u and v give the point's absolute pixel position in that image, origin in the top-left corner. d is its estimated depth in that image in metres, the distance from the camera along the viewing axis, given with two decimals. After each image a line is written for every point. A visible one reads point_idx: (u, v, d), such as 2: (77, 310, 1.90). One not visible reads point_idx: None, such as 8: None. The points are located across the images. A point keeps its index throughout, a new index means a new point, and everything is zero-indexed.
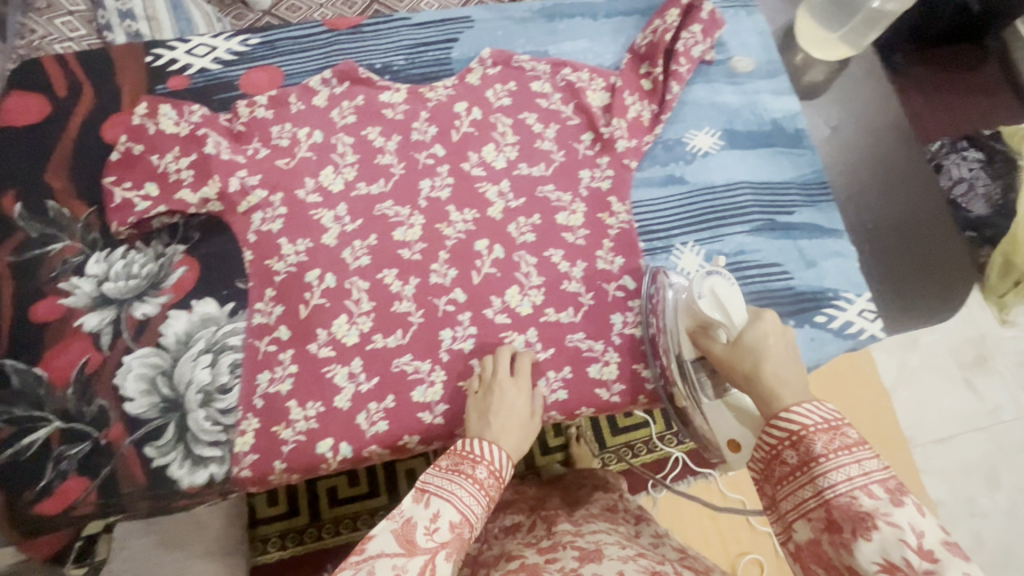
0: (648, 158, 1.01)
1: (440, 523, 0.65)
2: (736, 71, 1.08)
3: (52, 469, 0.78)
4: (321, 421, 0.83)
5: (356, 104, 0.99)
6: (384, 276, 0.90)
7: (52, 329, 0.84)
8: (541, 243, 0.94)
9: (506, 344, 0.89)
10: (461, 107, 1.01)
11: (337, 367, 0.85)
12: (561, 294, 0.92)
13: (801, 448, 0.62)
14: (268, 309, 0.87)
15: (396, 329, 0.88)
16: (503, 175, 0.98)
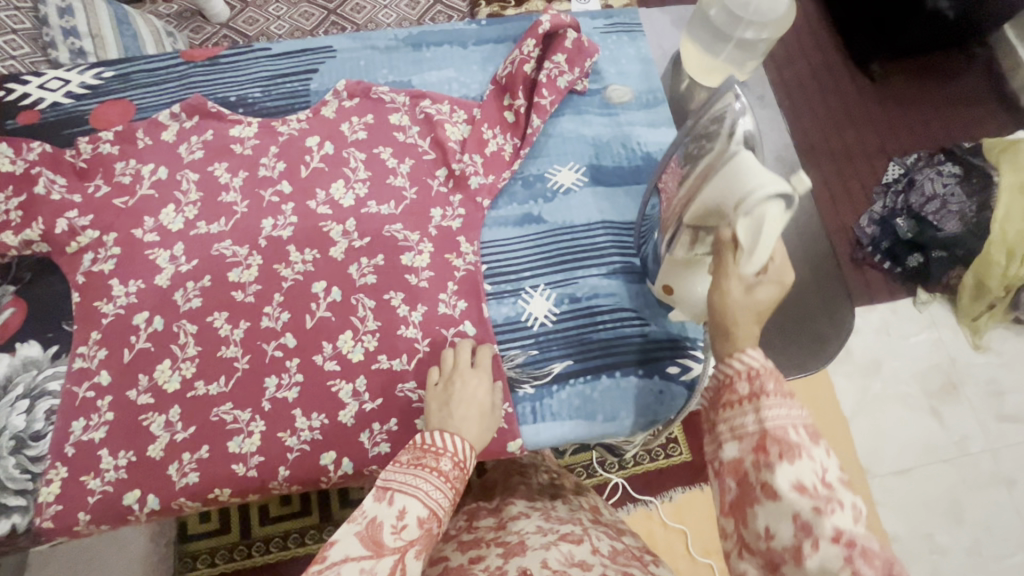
0: (504, 193, 0.97)
1: (407, 521, 0.64)
2: (611, 101, 1.02)
3: None
4: (130, 471, 0.81)
5: (205, 139, 0.97)
6: (214, 320, 0.88)
7: None
8: (382, 286, 0.90)
9: (332, 393, 0.85)
10: (313, 141, 0.98)
11: (153, 415, 0.83)
12: (396, 340, 0.88)
13: (755, 381, 0.62)
14: (90, 353, 0.85)
15: (219, 375, 0.85)
16: (350, 213, 0.94)
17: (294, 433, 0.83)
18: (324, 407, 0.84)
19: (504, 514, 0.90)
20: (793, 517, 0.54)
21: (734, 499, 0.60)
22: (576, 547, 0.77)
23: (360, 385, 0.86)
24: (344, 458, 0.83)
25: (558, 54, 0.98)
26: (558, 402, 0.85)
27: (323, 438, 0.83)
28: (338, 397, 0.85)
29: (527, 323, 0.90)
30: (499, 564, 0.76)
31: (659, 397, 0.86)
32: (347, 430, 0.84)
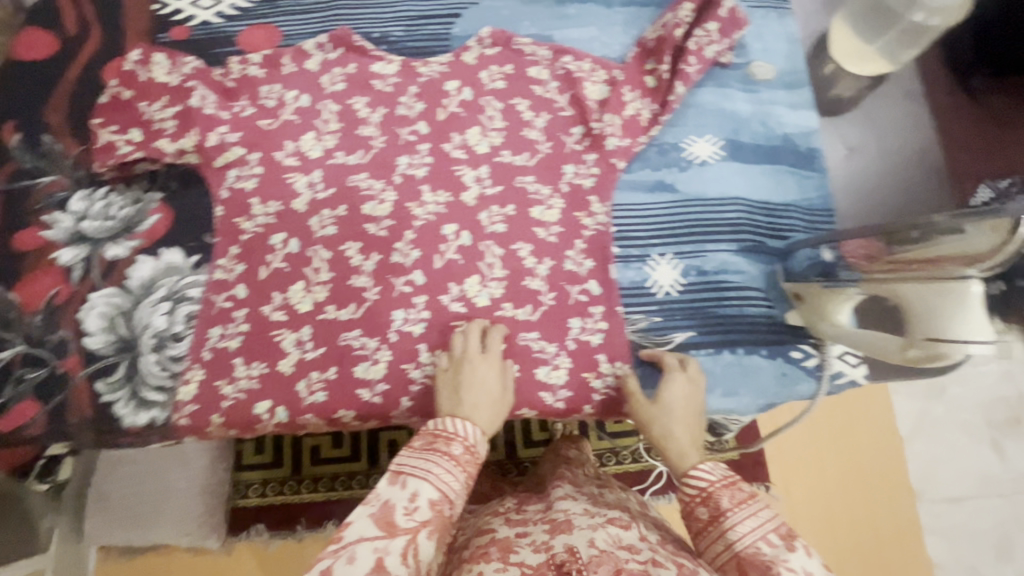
0: (638, 158, 0.95)
1: (420, 501, 0.64)
2: (754, 77, 1.00)
3: (12, 388, 0.82)
4: (262, 381, 0.84)
5: (347, 72, 0.98)
6: (347, 249, 0.90)
7: (29, 258, 0.88)
8: (510, 235, 0.91)
9: (456, 333, 0.87)
10: (452, 86, 0.98)
11: (286, 332, 0.86)
12: (521, 290, 0.89)
13: (711, 504, 0.69)
14: (229, 267, 0.88)
15: (349, 302, 0.87)
16: (484, 161, 0.95)
17: (418, 366, 0.85)
18: (447, 345, 0.86)
19: (551, 498, 0.86)
20: None
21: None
22: (623, 531, 0.72)
23: (484, 329, 0.87)
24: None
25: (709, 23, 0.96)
26: None
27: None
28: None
29: (652, 289, 0.90)
30: (545, 539, 0.71)
31: (780, 379, 0.86)
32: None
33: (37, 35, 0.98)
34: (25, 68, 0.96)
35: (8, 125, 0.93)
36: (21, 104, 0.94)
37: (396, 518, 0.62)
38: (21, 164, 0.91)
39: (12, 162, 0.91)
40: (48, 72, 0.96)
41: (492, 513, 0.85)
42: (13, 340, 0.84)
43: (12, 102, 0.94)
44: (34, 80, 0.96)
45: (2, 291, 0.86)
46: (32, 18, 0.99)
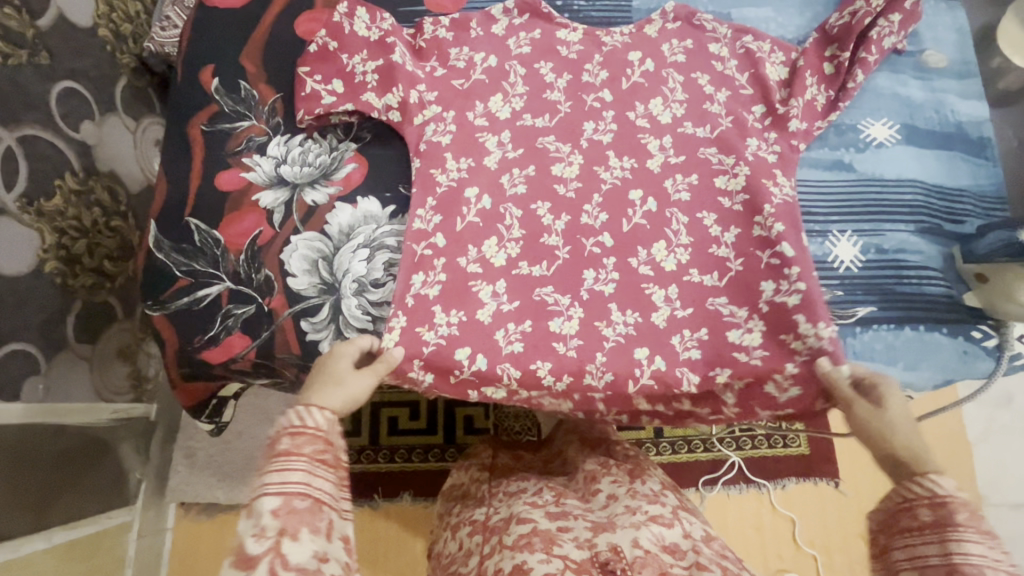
0: (817, 138, 0.98)
1: (264, 522, 0.53)
2: (927, 66, 1.02)
3: (220, 323, 0.84)
4: (461, 328, 0.86)
5: (533, 37, 1.00)
6: (537, 208, 0.92)
7: (232, 199, 0.90)
8: (696, 204, 0.93)
9: (647, 296, 0.89)
10: (635, 56, 1.00)
11: (481, 283, 0.88)
12: (707, 258, 0.91)
13: (940, 510, 0.59)
14: (426, 217, 0.90)
15: (542, 260, 0.90)
16: (667, 131, 0.97)
17: (610, 324, 0.87)
18: (639, 305, 0.88)
19: (592, 501, 0.93)
20: None
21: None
22: (667, 530, 0.83)
23: (671, 293, 0.89)
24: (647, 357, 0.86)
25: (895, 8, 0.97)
26: (862, 342, 0.88)
27: (637, 334, 0.87)
28: (651, 300, 0.89)
29: (833, 265, 0.92)
30: (588, 538, 0.81)
31: (962, 357, 0.89)
32: (659, 330, 0.88)
33: None
34: (221, 15, 0.98)
35: (207, 68, 0.95)
36: (219, 50, 0.96)
37: (246, 550, 0.53)
38: (221, 108, 0.93)
39: (211, 105, 0.93)
40: (243, 19, 0.98)
41: (529, 502, 0.90)
42: (220, 277, 0.86)
43: (210, 48, 0.96)
44: (230, 27, 0.97)
45: (207, 229, 0.88)
46: None
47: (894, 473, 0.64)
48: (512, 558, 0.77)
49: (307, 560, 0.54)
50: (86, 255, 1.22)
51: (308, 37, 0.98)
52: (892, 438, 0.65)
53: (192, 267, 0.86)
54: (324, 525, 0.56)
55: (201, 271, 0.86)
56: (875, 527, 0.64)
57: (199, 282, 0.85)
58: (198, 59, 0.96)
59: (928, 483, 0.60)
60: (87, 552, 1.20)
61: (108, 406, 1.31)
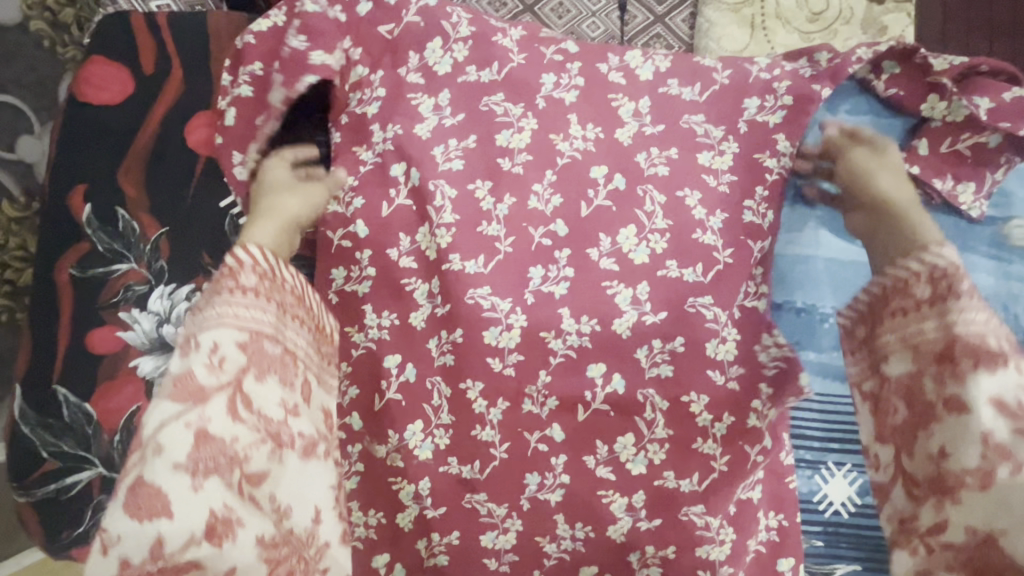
0: (828, 333, 0.76)
1: (224, 352, 0.54)
2: (1007, 241, 0.76)
3: (92, 515, 0.75)
4: (379, 533, 0.74)
5: (467, 145, 0.78)
6: (468, 387, 0.74)
7: (106, 363, 0.76)
8: (678, 384, 0.73)
9: (603, 506, 0.72)
10: (599, 172, 0.77)
11: (402, 482, 0.73)
12: (689, 455, 0.72)
13: (941, 284, 0.54)
14: (342, 389, 0.77)
15: (474, 458, 0.73)
16: (655, 334, 0.74)
17: (554, 540, 0.72)
18: (592, 519, 0.71)
19: None
20: (985, 437, 0.49)
21: (900, 423, 0.55)
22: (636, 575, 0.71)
23: (634, 468, 0.72)
24: (661, 395, 0.72)
25: (946, 174, 0.75)
26: None
27: (586, 551, 0.72)
28: (609, 511, 0.72)
29: (820, 506, 0.74)
30: None
31: None
32: (614, 548, 0.72)
33: (106, 68, 0.79)
34: (94, 116, 0.78)
35: (74, 191, 0.77)
36: (87, 164, 0.78)
37: (199, 380, 0.52)
38: (93, 245, 0.77)
39: (83, 241, 0.77)
40: (118, 123, 0.78)
41: None
42: (91, 460, 0.75)
43: (79, 162, 0.78)
44: (104, 135, 0.78)
45: (77, 403, 0.76)
46: (101, 45, 0.79)
47: (892, 256, 0.59)
48: None
49: (268, 410, 0.55)
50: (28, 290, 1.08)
51: (202, 151, 0.79)
52: (870, 186, 0.68)
53: (60, 448, 0.75)
54: (295, 379, 0.59)
55: (69, 453, 0.75)
56: (855, 319, 0.61)
57: (68, 465, 0.75)
58: (66, 175, 0.77)
59: (919, 258, 0.56)
60: None
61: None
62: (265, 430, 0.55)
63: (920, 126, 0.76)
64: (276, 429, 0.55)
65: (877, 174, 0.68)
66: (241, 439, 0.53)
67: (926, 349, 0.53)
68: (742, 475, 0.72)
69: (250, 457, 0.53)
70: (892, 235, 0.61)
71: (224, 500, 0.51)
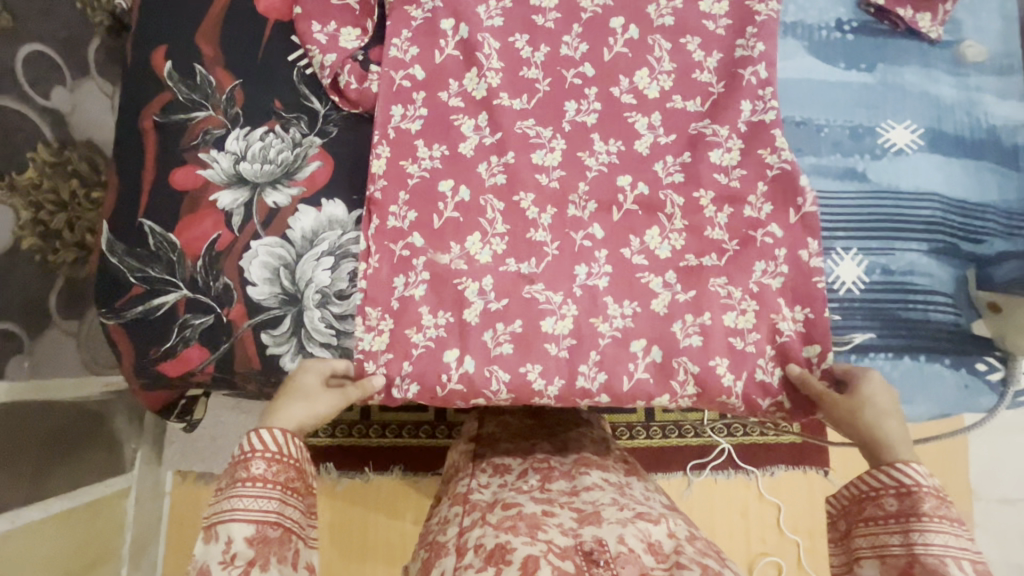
0: (825, 139, 0.88)
1: (235, 547, 0.57)
2: (963, 59, 0.90)
3: (177, 333, 0.80)
4: (449, 330, 0.81)
5: (504, 5, 0.90)
6: (520, 200, 0.85)
7: (188, 198, 0.84)
8: (690, 184, 0.85)
9: (641, 285, 0.83)
10: (618, 23, 0.90)
11: (467, 281, 0.82)
12: (703, 240, 0.84)
13: (906, 500, 0.62)
14: (401, 214, 0.84)
15: (529, 256, 0.83)
16: (671, 149, 0.87)
17: (607, 319, 0.82)
18: (635, 296, 0.83)
19: (576, 481, 0.82)
20: None
21: None
22: (653, 526, 0.72)
23: (660, 253, 0.84)
24: (678, 194, 0.85)
25: (906, 6, 0.89)
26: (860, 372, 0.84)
27: (635, 326, 0.82)
28: (647, 289, 0.83)
29: (834, 286, 0.85)
30: (574, 527, 0.70)
31: (963, 390, 0.84)
32: (659, 318, 0.82)
33: None
34: None
35: (157, 51, 0.87)
36: (168, 28, 0.87)
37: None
38: (175, 95, 0.86)
39: (165, 92, 0.86)
40: None
41: (515, 488, 0.80)
42: (176, 284, 0.81)
43: (161, 26, 0.87)
44: (184, 4, 0.88)
45: (162, 232, 0.82)
46: None
47: (870, 461, 0.68)
48: (495, 537, 0.68)
49: None
50: (66, 230, 1.12)
51: (270, 14, 0.89)
52: (861, 414, 0.71)
53: (146, 274, 0.81)
54: (290, 553, 0.60)
55: (155, 277, 0.81)
56: (837, 513, 0.69)
57: (154, 288, 0.81)
58: (150, 38, 0.87)
59: (889, 473, 0.64)
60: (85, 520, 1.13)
61: (98, 378, 1.22)
62: (281, 569, 0.59)
63: None
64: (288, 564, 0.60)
65: (880, 419, 0.69)
66: None
67: (890, 560, 0.62)
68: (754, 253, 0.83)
69: None
70: (877, 455, 0.67)
71: None
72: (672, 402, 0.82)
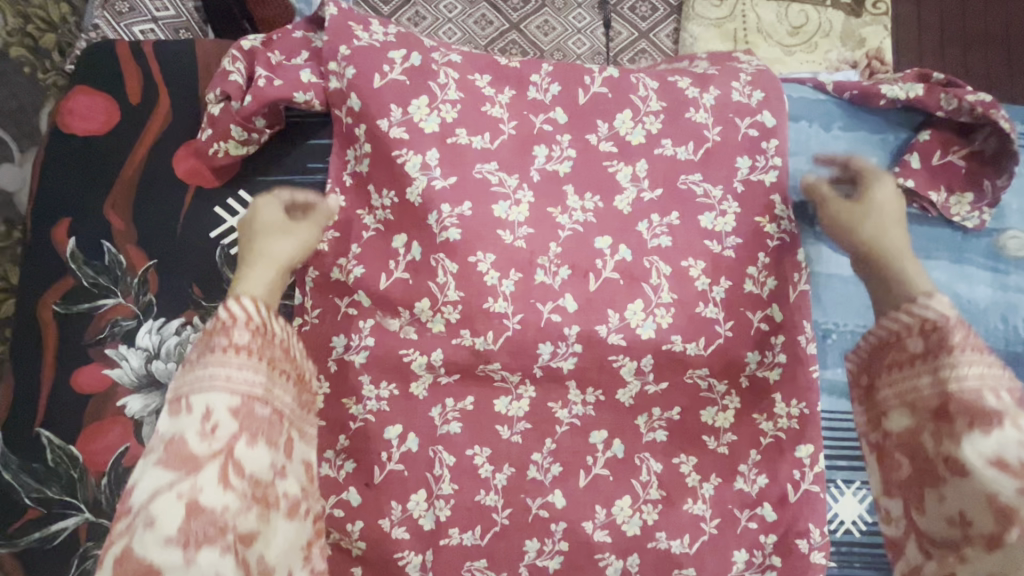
0: (831, 349, 0.76)
1: (217, 418, 0.48)
2: (1003, 252, 0.77)
3: (76, 566, 0.71)
4: (372, 551, 0.71)
5: (460, 212, 0.73)
6: (464, 406, 0.73)
7: (94, 403, 0.73)
8: (666, 397, 0.74)
9: (604, 511, 0.72)
10: (597, 187, 0.77)
11: (411, 553, 0.71)
12: (670, 471, 0.73)
13: (932, 336, 0.54)
14: (336, 463, 0.72)
15: (478, 481, 0.72)
16: (649, 349, 0.73)
17: (556, 548, 0.72)
18: (590, 518, 0.72)
19: None
20: (990, 498, 0.48)
21: (904, 477, 0.55)
22: None
23: (615, 453, 0.73)
24: (649, 409, 0.74)
25: (940, 186, 0.75)
26: None
27: None
28: (612, 516, 0.72)
29: (832, 528, 0.74)
30: None
31: None
32: (625, 540, 0.72)
33: (91, 100, 0.77)
34: (81, 148, 0.77)
35: (60, 226, 0.75)
36: (72, 198, 0.76)
37: (194, 449, 0.47)
38: (79, 281, 0.75)
39: (68, 277, 0.75)
40: (103, 157, 0.77)
41: None
42: (78, 506, 0.72)
43: (64, 195, 0.76)
44: (90, 168, 0.76)
45: (62, 445, 0.72)
46: (84, 76, 0.78)
47: (882, 305, 0.59)
48: None
49: (260, 473, 0.50)
50: None
51: (191, 179, 0.77)
52: (883, 239, 0.63)
53: (43, 495, 0.72)
54: (282, 440, 0.53)
55: (54, 499, 0.72)
56: (861, 368, 0.60)
57: (52, 512, 0.72)
58: (51, 210, 0.76)
59: (911, 310, 0.56)
60: None
61: None
62: (253, 495, 0.49)
63: (909, 141, 0.77)
64: (264, 492, 0.50)
65: (892, 229, 0.63)
66: (231, 508, 0.47)
67: (923, 407, 0.54)
68: (734, 498, 0.73)
69: (242, 520, 0.48)
70: (893, 292, 0.59)
71: (216, 569, 0.45)
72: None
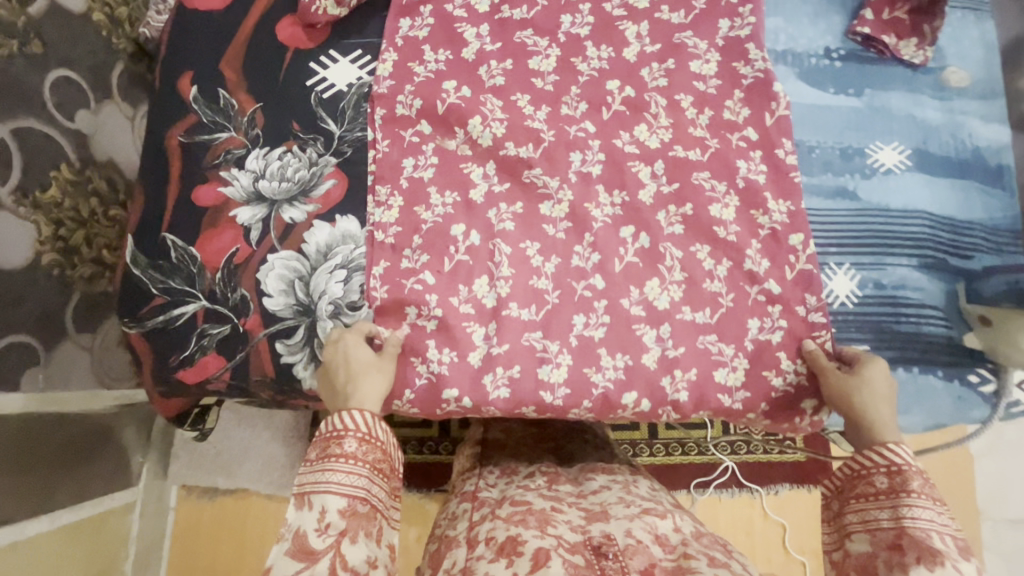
0: (813, 159, 0.92)
1: (330, 520, 0.63)
2: (947, 84, 0.95)
3: (195, 342, 0.85)
4: (446, 322, 0.85)
5: (504, 66, 0.94)
6: (517, 209, 0.89)
7: (209, 213, 0.88)
8: (683, 198, 0.89)
9: (637, 290, 0.87)
10: (614, 40, 0.95)
11: (474, 325, 0.85)
12: (690, 258, 0.88)
13: (896, 477, 0.66)
14: (414, 257, 0.87)
15: (530, 267, 0.87)
16: (658, 156, 0.91)
17: (598, 320, 0.86)
18: (625, 295, 0.87)
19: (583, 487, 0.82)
20: None
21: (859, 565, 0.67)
22: (659, 521, 0.71)
23: (643, 244, 0.89)
24: (670, 207, 0.89)
25: (891, 32, 0.94)
26: None
27: (626, 380, 0.84)
28: (643, 292, 0.87)
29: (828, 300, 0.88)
30: (582, 524, 0.70)
31: (957, 403, 0.88)
32: (655, 313, 0.86)
33: None
34: (201, 19, 0.95)
35: (184, 76, 0.92)
36: (194, 56, 0.93)
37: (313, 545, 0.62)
38: (200, 118, 0.91)
39: (190, 115, 0.91)
40: (219, 25, 0.95)
41: (521, 486, 0.79)
42: (195, 295, 0.85)
43: (188, 54, 0.93)
44: (208, 33, 0.94)
45: (183, 246, 0.87)
46: None
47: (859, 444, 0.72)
48: (505, 530, 0.67)
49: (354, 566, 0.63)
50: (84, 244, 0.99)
51: (291, 42, 0.95)
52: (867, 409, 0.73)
53: (168, 285, 0.86)
54: (375, 530, 0.66)
55: (176, 289, 0.86)
56: (833, 493, 0.72)
57: (174, 300, 0.85)
58: (178, 66, 0.93)
59: (881, 453, 0.68)
60: (88, 533, 1.04)
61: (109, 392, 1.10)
62: None
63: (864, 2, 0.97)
64: None
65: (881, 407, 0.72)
66: None
67: (879, 533, 0.66)
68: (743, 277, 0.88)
69: None
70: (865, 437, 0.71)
71: None
72: (671, 386, 0.85)
